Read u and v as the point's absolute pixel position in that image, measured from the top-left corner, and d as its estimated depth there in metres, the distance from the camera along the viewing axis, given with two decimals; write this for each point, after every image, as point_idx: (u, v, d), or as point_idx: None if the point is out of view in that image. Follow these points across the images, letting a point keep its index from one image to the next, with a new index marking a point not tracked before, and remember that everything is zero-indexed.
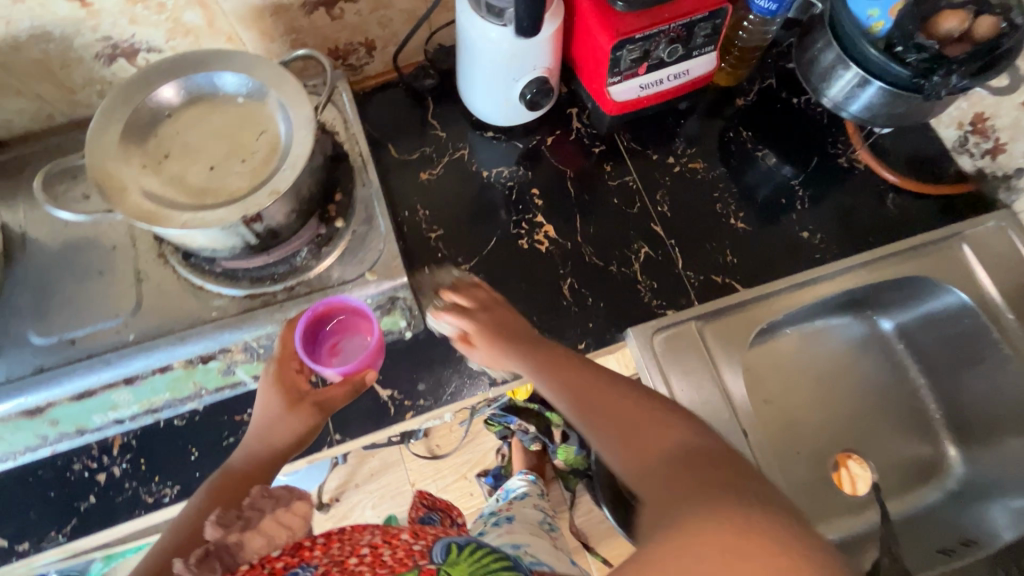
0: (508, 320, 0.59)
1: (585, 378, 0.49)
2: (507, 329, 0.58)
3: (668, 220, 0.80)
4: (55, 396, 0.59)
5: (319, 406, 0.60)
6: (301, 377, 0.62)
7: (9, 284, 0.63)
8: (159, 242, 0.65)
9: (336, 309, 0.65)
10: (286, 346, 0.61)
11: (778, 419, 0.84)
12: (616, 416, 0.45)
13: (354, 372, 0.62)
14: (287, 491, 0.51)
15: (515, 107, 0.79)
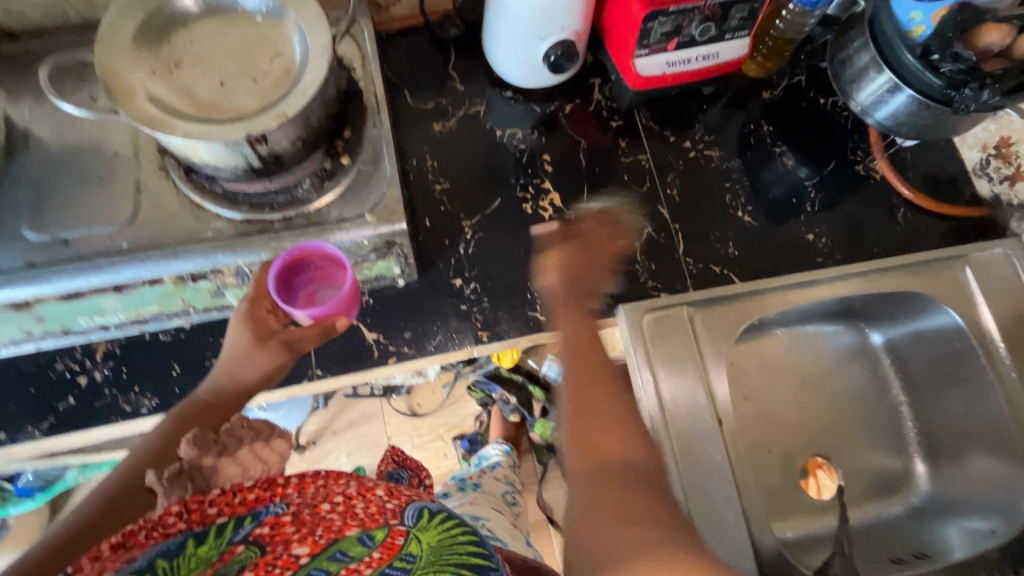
0: (579, 256, 0.65)
1: (592, 355, 0.57)
2: (578, 267, 0.64)
3: (675, 204, 0.79)
4: (43, 293, 0.59)
5: (286, 344, 0.60)
6: (273, 317, 0.63)
7: (7, 176, 0.63)
8: (161, 154, 0.64)
9: (313, 254, 0.65)
10: (259, 286, 0.62)
11: (754, 416, 0.84)
12: (589, 402, 0.53)
13: (326, 316, 0.63)
14: (269, 426, 0.53)
15: (537, 69, 0.77)
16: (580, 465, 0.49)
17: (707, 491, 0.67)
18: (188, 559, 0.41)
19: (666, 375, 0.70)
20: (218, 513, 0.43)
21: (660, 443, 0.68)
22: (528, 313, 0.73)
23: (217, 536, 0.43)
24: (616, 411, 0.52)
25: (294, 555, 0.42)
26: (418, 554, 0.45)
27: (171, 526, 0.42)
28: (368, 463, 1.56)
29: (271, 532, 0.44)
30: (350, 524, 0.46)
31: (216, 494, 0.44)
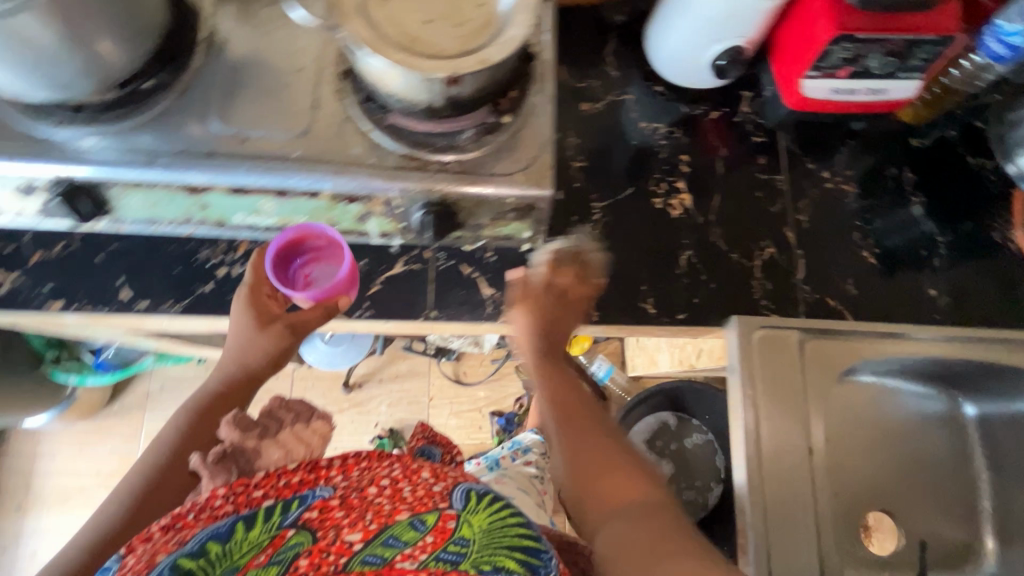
0: (556, 311, 0.69)
1: (574, 401, 0.65)
2: (544, 312, 0.68)
3: (802, 230, 0.79)
4: (216, 182, 0.63)
5: (289, 326, 0.69)
6: (272, 302, 0.71)
7: (203, 69, 0.67)
8: (341, 79, 0.68)
9: (310, 236, 0.72)
10: (258, 273, 0.70)
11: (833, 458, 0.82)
12: (585, 450, 0.60)
13: (327, 297, 0.69)
14: (307, 409, 0.65)
15: (699, 69, 0.78)
16: (590, 516, 0.56)
17: (786, 517, 0.67)
18: (240, 541, 0.53)
19: (765, 398, 0.70)
20: (263, 496, 0.56)
21: (750, 454, 0.68)
22: (638, 304, 0.74)
23: (267, 520, 0.54)
24: (610, 452, 0.59)
25: (347, 542, 0.54)
26: (469, 538, 0.56)
27: (219, 508, 0.54)
28: (405, 418, 1.59)
29: (319, 516, 0.56)
30: (399, 509, 0.57)
31: (261, 479, 0.56)
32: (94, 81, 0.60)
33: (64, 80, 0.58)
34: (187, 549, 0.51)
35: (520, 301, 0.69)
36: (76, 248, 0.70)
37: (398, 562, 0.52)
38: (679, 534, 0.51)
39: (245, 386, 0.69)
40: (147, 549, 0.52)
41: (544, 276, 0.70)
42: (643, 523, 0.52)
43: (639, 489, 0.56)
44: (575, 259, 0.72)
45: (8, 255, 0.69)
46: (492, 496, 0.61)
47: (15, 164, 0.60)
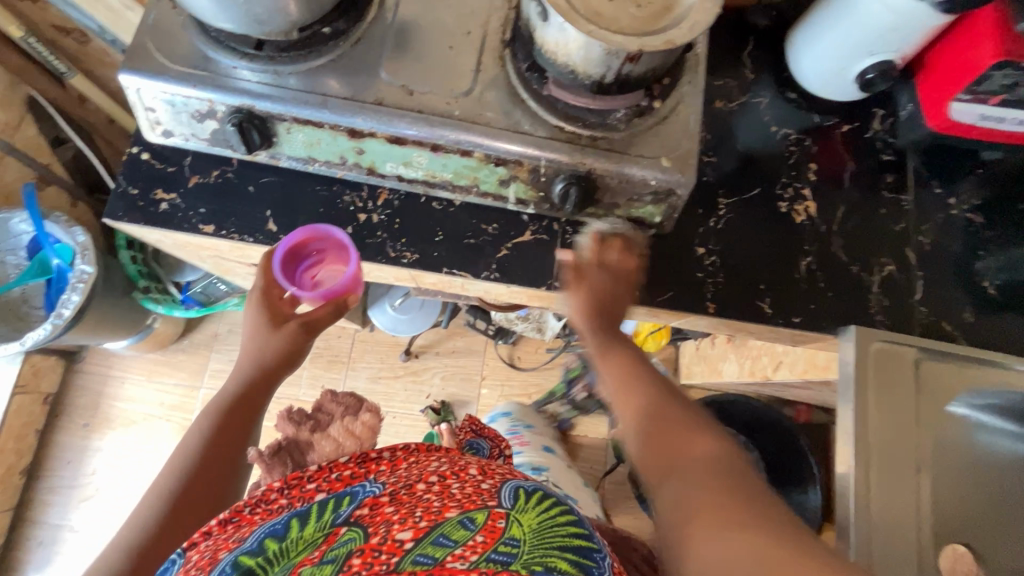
0: (614, 291, 0.67)
1: (634, 367, 0.60)
2: (607, 295, 0.66)
3: (924, 252, 0.79)
4: (380, 130, 0.66)
5: (305, 325, 0.70)
6: (284, 302, 0.71)
7: (376, 22, 0.70)
8: (504, 47, 0.70)
9: (313, 237, 0.73)
10: (268, 276, 0.70)
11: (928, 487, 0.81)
12: (651, 415, 0.54)
13: (338, 295, 0.72)
14: (355, 402, 0.76)
15: (843, 81, 0.78)
16: (651, 470, 0.51)
17: (890, 532, 0.67)
18: (296, 538, 0.57)
19: (878, 411, 0.70)
20: (315, 488, 0.63)
21: (860, 464, 0.68)
22: (754, 302, 0.75)
23: (319, 518, 0.59)
24: (672, 414, 0.54)
25: (398, 540, 0.53)
26: (520, 538, 0.54)
27: (274, 501, 0.61)
28: (456, 393, 1.62)
29: (370, 512, 0.59)
30: (448, 506, 0.56)
31: (312, 473, 0.64)
32: (288, 20, 0.63)
33: (264, 15, 0.61)
34: (247, 545, 0.56)
35: (575, 286, 0.67)
36: (231, 176, 0.74)
37: (449, 561, 0.50)
38: (747, 478, 0.47)
39: (265, 386, 0.69)
40: (211, 544, 0.57)
41: (592, 257, 0.69)
42: (707, 464, 0.48)
43: (697, 435, 0.51)
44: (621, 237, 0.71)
45: (169, 175, 0.73)
46: (540, 494, 0.60)
47: (201, 90, 0.64)
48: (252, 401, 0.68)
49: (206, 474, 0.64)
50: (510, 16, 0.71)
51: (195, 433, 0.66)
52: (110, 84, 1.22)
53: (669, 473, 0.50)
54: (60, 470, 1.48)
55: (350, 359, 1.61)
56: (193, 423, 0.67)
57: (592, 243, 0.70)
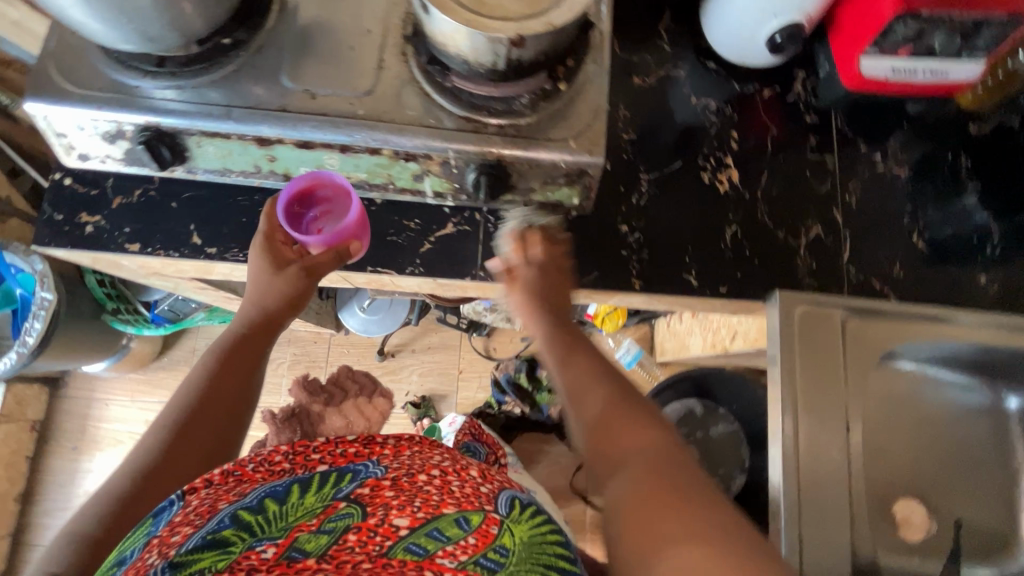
0: (551, 281, 0.68)
1: (589, 363, 0.59)
2: (542, 289, 0.67)
3: (850, 211, 0.79)
4: (286, 136, 0.67)
5: (306, 271, 0.71)
6: (286, 249, 0.73)
7: (276, 29, 0.71)
8: (405, 42, 0.71)
9: (319, 185, 0.75)
10: (271, 219, 0.73)
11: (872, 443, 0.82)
12: (603, 417, 0.54)
13: (340, 240, 0.72)
14: (370, 384, 1.02)
15: (754, 45, 0.77)
16: (602, 470, 0.51)
17: (819, 489, 0.68)
18: (296, 505, 0.48)
19: (804, 373, 0.71)
20: (320, 460, 0.54)
21: (787, 427, 0.68)
22: (681, 275, 0.76)
23: (321, 490, 0.50)
24: (628, 420, 0.52)
25: (394, 525, 0.46)
26: (511, 548, 0.46)
27: (278, 464, 0.53)
28: (435, 389, 1.63)
29: (370, 493, 0.50)
30: (447, 502, 0.49)
31: (320, 443, 0.55)
32: (182, 35, 0.64)
33: (155, 33, 0.62)
34: (246, 500, 0.48)
35: (509, 285, 0.69)
36: (153, 194, 0.75)
37: (439, 557, 0.43)
38: (682, 462, 0.48)
39: (266, 332, 0.72)
40: (211, 493, 0.50)
41: (517, 258, 0.70)
42: (655, 463, 0.48)
43: (647, 431, 0.51)
44: (542, 231, 0.73)
45: (92, 198, 0.74)
46: (534, 509, 0.54)
47: (107, 111, 0.65)
48: (251, 344, 0.70)
49: (206, 414, 0.64)
50: (408, 12, 0.71)
51: (199, 371, 0.67)
52: None
53: (619, 471, 0.49)
54: (53, 493, 1.52)
55: (328, 363, 1.63)
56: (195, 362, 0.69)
57: (516, 246, 0.71)
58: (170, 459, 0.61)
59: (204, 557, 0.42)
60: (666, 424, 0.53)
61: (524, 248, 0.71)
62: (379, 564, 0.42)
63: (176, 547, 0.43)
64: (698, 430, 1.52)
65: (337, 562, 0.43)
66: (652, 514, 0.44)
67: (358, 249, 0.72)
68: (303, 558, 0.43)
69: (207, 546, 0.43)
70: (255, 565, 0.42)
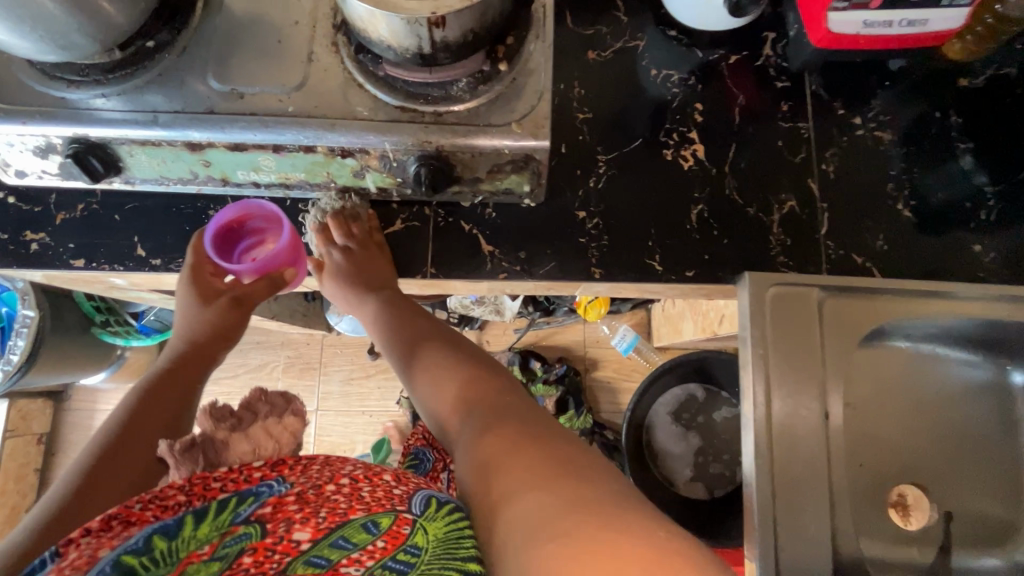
0: (374, 265, 0.73)
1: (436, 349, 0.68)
2: (359, 277, 0.73)
3: (827, 181, 0.73)
4: (215, 139, 0.64)
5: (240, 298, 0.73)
6: (215, 279, 0.74)
7: (202, 28, 0.68)
8: (336, 31, 0.67)
9: (250, 215, 0.75)
10: (199, 253, 0.72)
11: (856, 426, 0.77)
12: (459, 394, 0.61)
13: (275, 269, 0.73)
14: None
15: (714, 9, 0.71)
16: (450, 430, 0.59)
17: (797, 482, 0.64)
18: (187, 539, 0.48)
19: (776, 358, 0.66)
20: (220, 488, 0.50)
21: (760, 417, 0.64)
22: (644, 261, 0.71)
23: (217, 517, 0.49)
24: (474, 387, 0.61)
25: (294, 541, 0.49)
26: (422, 546, 0.51)
27: (172, 498, 0.49)
28: None
29: (272, 511, 0.50)
30: (355, 508, 0.52)
31: (221, 472, 0.51)
32: (97, 41, 0.61)
33: (68, 42, 0.59)
34: (131, 542, 0.46)
35: (322, 272, 0.76)
36: (96, 208, 0.74)
37: (344, 566, 0.48)
38: (522, 406, 0.58)
39: (198, 358, 0.72)
40: (91, 542, 0.46)
41: (326, 249, 0.76)
42: (500, 415, 0.56)
43: (484, 386, 0.61)
44: (347, 215, 0.74)
45: (36, 216, 0.73)
46: (453, 502, 0.56)
47: (33, 125, 0.63)
48: (183, 379, 0.71)
49: (137, 445, 0.64)
50: None
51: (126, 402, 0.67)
52: None
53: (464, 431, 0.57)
54: None
55: (322, 364, 1.63)
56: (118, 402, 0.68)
57: (319, 239, 0.77)
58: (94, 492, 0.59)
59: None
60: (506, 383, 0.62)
61: (332, 235, 0.75)
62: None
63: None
64: (699, 415, 1.52)
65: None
66: (517, 462, 0.50)
67: (293, 277, 0.73)
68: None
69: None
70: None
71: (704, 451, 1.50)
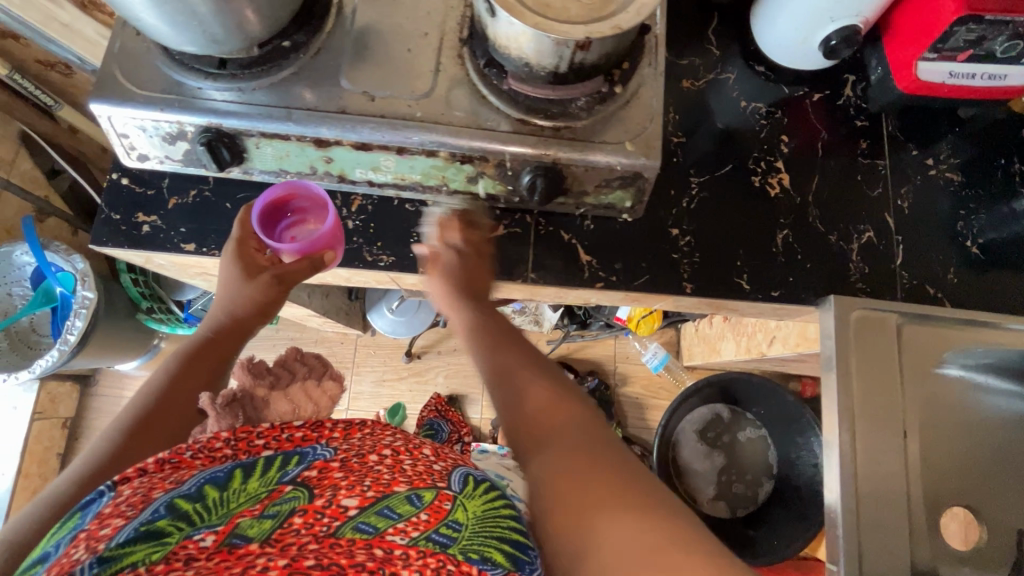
0: (471, 267, 0.71)
1: (506, 351, 0.61)
2: (466, 273, 0.70)
3: (903, 216, 0.78)
4: (344, 138, 0.67)
5: (278, 278, 0.74)
6: (258, 255, 0.75)
7: (335, 33, 0.71)
8: (463, 45, 0.71)
9: (297, 194, 0.78)
10: (245, 227, 0.74)
11: (932, 453, 0.80)
12: (519, 399, 0.55)
13: (315, 251, 0.74)
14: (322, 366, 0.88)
15: (807, 50, 0.77)
16: (522, 450, 0.52)
17: (878, 497, 0.67)
18: (237, 490, 0.52)
19: (860, 377, 0.70)
20: (264, 446, 0.58)
21: (844, 433, 0.68)
22: (733, 279, 0.75)
23: (265, 475, 0.54)
24: (542, 398, 0.55)
25: (342, 506, 0.50)
26: (463, 522, 0.51)
27: (219, 450, 0.57)
28: (461, 390, 1.63)
29: (318, 475, 0.54)
30: (398, 481, 0.53)
31: (264, 429, 0.59)
32: (245, 38, 0.64)
33: (220, 36, 0.62)
34: (185, 488, 0.50)
35: (431, 267, 0.71)
36: (208, 195, 0.77)
37: (389, 534, 0.48)
38: (604, 436, 0.51)
39: (236, 333, 0.75)
40: (144, 482, 0.52)
41: (440, 243, 0.72)
42: (559, 438, 0.50)
43: (569, 410, 0.53)
44: (461, 217, 0.74)
45: (149, 198, 0.76)
46: (488, 484, 0.58)
47: (169, 112, 0.66)
48: (220, 347, 0.74)
49: (171, 415, 0.68)
50: (466, 15, 0.72)
51: (163, 372, 0.70)
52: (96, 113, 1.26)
53: (538, 448, 0.50)
54: None
55: (355, 363, 1.64)
56: (160, 364, 0.72)
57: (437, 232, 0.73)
58: (133, 442, 0.64)
59: (138, 549, 0.44)
60: (577, 397, 0.55)
61: (444, 233, 0.72)
62: (326, 543, 0.46)
63: (105, 541, 0.44)
64: (724, 434, 1.57)
65: (282, 543, 0.46)
66: (577, 498, 0.45)
67: (332, 259, 0.74)
68: (246, 543, 0.46)
69: (141, 537, 0.45)
70: (193, 553, 0.44)
71: (727, 470, 1.54)
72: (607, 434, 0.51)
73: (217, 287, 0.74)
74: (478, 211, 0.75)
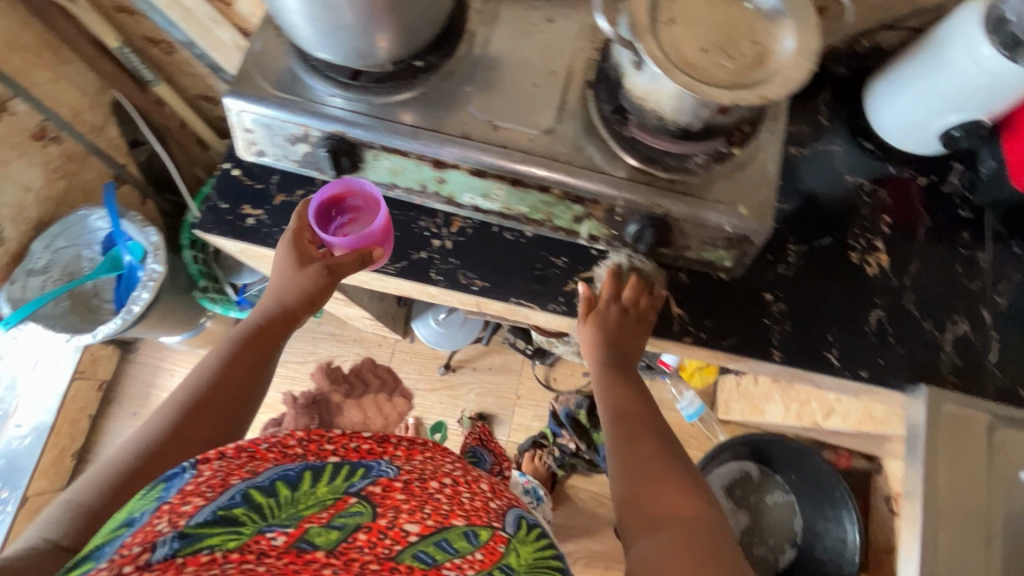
0: (626, 333, 0.73)
1: (645, 428, 0.64)
2: (615, 334, 0.72)
3: (1000, 313, 0.77)
4: (463, 162, 0.68)
5: (328, 268, 0.71)
6: (311, 247, 0.73)
7: (466, 58, 0.73)
8: (588, 87, 0.72)
9: (350, 192, 0.77)
10: (301, 219, 0.73)
11: None
12: (646, 474, 0.58)
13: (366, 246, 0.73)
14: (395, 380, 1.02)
15: (925, 134, 0.77)
16: (633, 523, 0.55)
17: None
18: (306, 492, 0.50)
19: (946, 471, 0.69)
20: (331, 451, 0.55)
21: (925, 528, 0.67)
22: (822, 353, 0.74)
23: (332, 482, 0.52)
24: (666, 482, 0.57)
25: (405, 530, 0.49)
26: (514, 568, 0.51)
27: (291, 448, 0.54)
28: (491, 410, 1.62)
29: (382, 493, 0.52)
30: (456, 514, 0.53)
31: (334, 434, 0.57)
32: (385, 55, 0.66)
33: (364, 50, 0.64)
34: (259, 479, 0.49)
35: (587, 316, 0.73)
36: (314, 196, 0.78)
37: (446, 568, 0.47)
38: (718, 544, 0.51)
39: (283, 321, 0.70)
40: (223, 465, 0.50)
41: (608, 293, 0.73)
42: (681, 533, 0.52)
43: (690, 503, 0.55)
44: (641, 279, 0.75)
45: (258, 192, 0.78)
46: (539, 532, 0.59)
47: (297, 116, 0.67)
48: (268, 333, 0.70)
49: (221, 400, 0.65)
50: (596, 58, 0.73)
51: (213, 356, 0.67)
52: (188, 91, 1.29)
53: (652, 528, 0.53)
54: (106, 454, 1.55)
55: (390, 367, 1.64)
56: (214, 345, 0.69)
57: (608, 278, 0.74)
58: (188, 425, 0.62)
59: (213, 532, 0.43)
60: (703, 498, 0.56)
61: (616, 288, 0.73)
62: (387, 566, 0.46)
63: (187, 518, 0.44)
64: (751, 494, 1.54)
65: (347, 560, 0.45)
66: None
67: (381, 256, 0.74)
68: (313, 550, 0.45)
69: (218, 522, 0.44)
70: (265, 548, 0.44)
71: (750, 531, 1.51)
72: (723, 546, 0.51)
73: (269, 276, 0.72)
74: (652, 275, 0.76)
